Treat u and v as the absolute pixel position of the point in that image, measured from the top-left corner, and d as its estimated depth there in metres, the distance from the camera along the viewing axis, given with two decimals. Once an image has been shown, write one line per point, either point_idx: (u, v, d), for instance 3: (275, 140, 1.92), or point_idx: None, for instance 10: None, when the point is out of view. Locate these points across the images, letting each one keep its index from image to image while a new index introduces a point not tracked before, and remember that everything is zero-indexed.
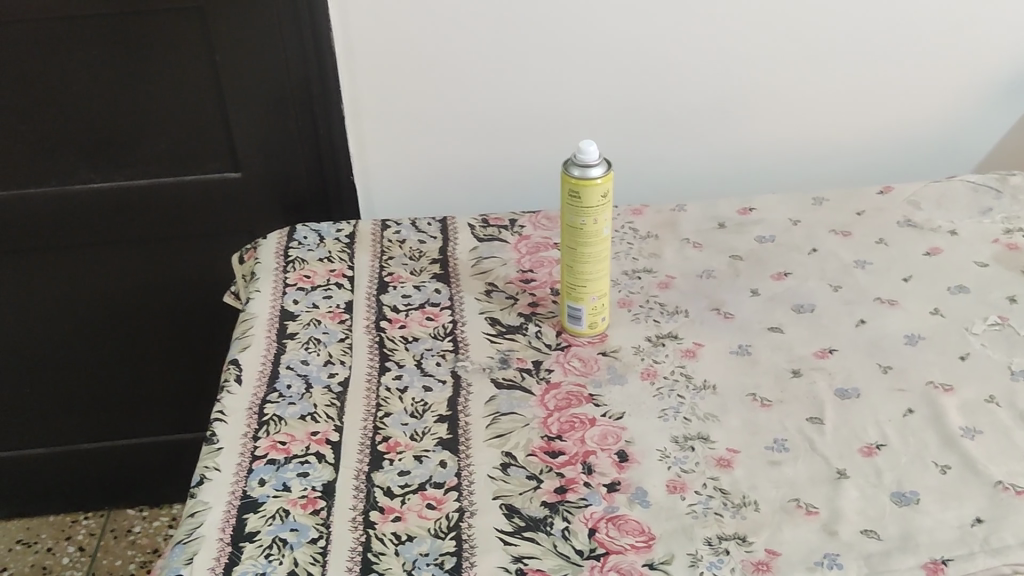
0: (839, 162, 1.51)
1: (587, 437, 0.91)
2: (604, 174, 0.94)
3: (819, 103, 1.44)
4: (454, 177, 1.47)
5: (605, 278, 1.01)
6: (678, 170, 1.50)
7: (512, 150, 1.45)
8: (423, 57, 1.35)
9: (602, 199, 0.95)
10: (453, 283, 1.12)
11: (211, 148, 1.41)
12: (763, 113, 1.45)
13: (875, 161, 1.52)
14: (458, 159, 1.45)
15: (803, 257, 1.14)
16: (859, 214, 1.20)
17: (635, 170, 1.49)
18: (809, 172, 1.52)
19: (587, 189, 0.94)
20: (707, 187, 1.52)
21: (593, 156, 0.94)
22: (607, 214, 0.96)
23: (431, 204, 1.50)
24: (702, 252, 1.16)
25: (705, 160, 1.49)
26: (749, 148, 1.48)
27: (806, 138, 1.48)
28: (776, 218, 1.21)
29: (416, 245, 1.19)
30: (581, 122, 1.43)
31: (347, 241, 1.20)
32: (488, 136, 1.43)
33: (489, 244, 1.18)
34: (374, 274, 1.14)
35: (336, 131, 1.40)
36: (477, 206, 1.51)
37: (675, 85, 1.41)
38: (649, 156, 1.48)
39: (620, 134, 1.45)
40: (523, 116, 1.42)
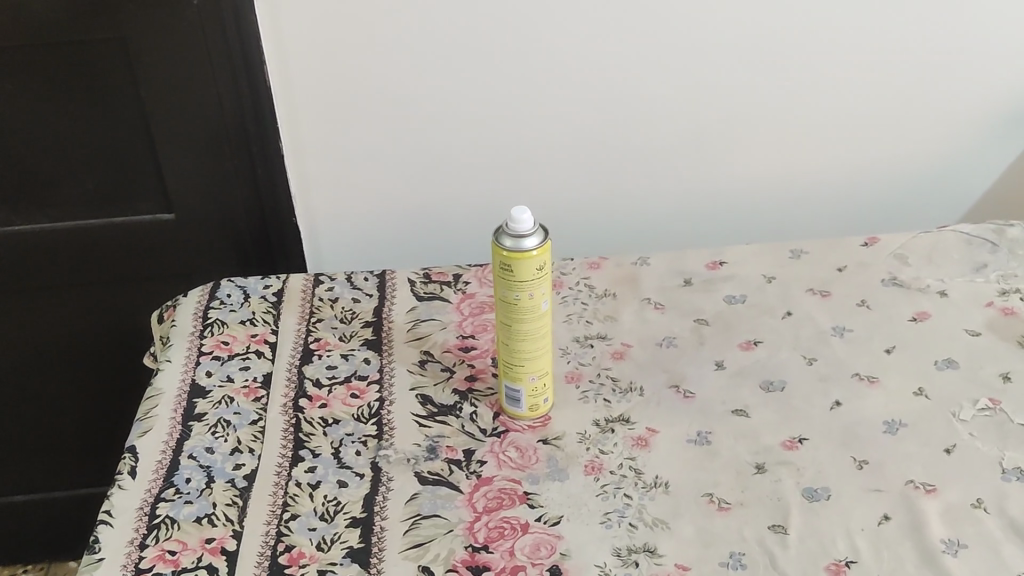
0: (825, 200, 1.40)
1: (513, 550, 0.79)
2: (540, 244, 0.83)
3: (803, 134, 1.32)
4: (405, 221, 1.36)
5: (545, 357, 0.89)
6: (650, 209, 1.39)
7: (468, 187, 1.34)
8: (368, 88, 1.24)
9: (538, 273, 0.83)
10: (385, 352, 1.01)
11: (142, 188, 1.30)
12: (743, 145, 1.33)
13: (864, 199, 1.41)
14: (409, 198, 1.34)
15: (775, 322, 1.02)
16: (841, 270, 1.09)
17: (603, 210, 1.38)
18: (793, 210, 1.41)
19: (518, 262, 0.82)
20: (683, 226, 1.41)
21: (526, 224, 0.83)
22: (544, 288, 0.85)
23: (382, 247, 1.39)
24: (664, 315, 1.04)
25: (681, 196, 1.38)
26: (728, 184, 1.37)
27: (790, 172, 1.36)
28: (749, 274, 1.09)
29: (349, 305, 1.07)
30: (543, 156, 1.32)
31: (274, 299, 1.09)
32: (441, 173, 1.32)
33: (429, 304, 1.07)
34: (299, 340, 1.03)
35: (275, 172, 1.29)
36: (433, 250, 1.40)
37: (646, 116, 1.29)
38: (619, 194, 1.37)
39: (585, 170, 1.34)
40: (480, 151, 1.31)
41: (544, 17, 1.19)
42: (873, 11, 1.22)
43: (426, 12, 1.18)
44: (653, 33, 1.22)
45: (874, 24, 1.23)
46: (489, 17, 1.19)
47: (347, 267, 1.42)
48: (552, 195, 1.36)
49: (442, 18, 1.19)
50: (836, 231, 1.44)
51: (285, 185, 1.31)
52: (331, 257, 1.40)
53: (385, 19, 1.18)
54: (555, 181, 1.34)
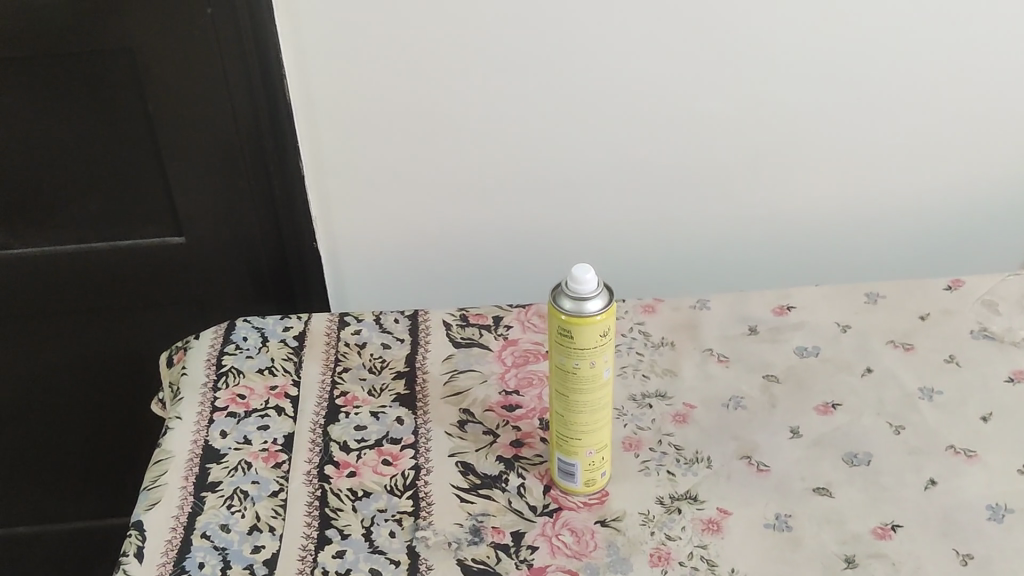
0: (892, 231, 1.29)
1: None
2: (604, 307, 0.72)
3: (871, 160, 1.21)
4: (434, 249, 1.26)
5: (604, 431, 0.79)
6: (702, 239, 1.27)
7: (503, 212, 1.23)
8: (398, 107, 1.12)
9: (601, 339, 0.73)
10: (419, 410, 0.91)
11: (148, 209, 1.19)
12: (805, 171, 1.21)
13: (933, 230, 1.29)
14: (439, 224, 1.23)
15: (855, 381, 0.92)
16: (924, 318, 0.98)
17: (651, 239, 1.27)
18: (858, 242, 1.29)
19: (579, 328, 0.72)
20: (736, 257, 1.30)
21: (590, 284, 0.72)
22: (606, 356, 0.74)
23: (410, 277, 1.28)
24: (729, 370, 0.94)
25: (736, 226, 1.26)
26: (787, 215, 1.25)
27: (855, 200, 1.25)
28: (821, 322, 0.99)
29: (378, 351, 0.97)
30: (587, 181, 1.21)
31: (296, 344, 0.98)
32: (475, 197, 1.21)
33: (467, 351, 0.97)
34: (324, 393, 0.93)
35: (294, 195, 1.18)
36: (464, 279, 1.30)
37: (700, 139, 1.17)
38: (669, 222, 1.25)
39: (632, 197, 1.23)
40: (517, 175, 1.19)
41: (593, 31, 1.08)
42: (957, 26, 1.09)
43: (463, 24, 1.06)
44: (712, 47, 1.10)
45: (957, 40, 1.11)
46: (533, 30, 1.07)
47: (372, 301, 1.31)
48: (594, 222, 1.25)
49: (481, 30, 1.07)
50: (900, 265, 1.33)
51: (306, 209, 1.20)
52: (354, 288, 1.29)
53: (418, 32, 1.07)
54: (599, 207, 1.23)
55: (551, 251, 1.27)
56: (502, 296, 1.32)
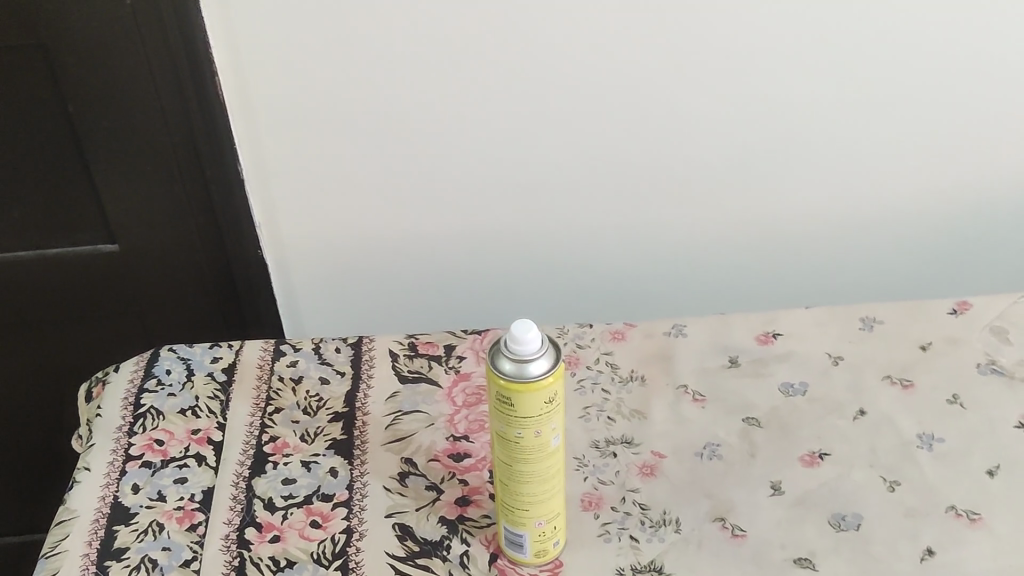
0: (895, 235, 1.17)
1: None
2: (550, 369, 0.62)
3: (875, 158, 1.09)
4: (393, 256, 1.15)
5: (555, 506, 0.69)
6: (686, 243, 1.16)
7: (467, 217, 1.12)
8: (346, 107, 1.01)
9: (547, 405, 0.63)
10: (356, 459, 0.81)
11: (77, 215, 1.08)
12: (800, 171, 1.10)
13: (941, 233, 1.18)
14: (397, 230, 1.12)
15: (846, 425, 0.81)
16: (925, 349, 0.88)
17: (629, 244, 1.16)
18: (857, 246, 1.18)
19: (521, 394, 0.62)
20: (725, 262, 1.19)
21: (533, 344, 0.62)
22: (554, 425, 0.65)
23: (368, 285, 1.18)
24: (705, 411, 0.84)
25: (723, 230, 1.15)
26: (779, 218, 1.14)
27: (856, 202, 1.13)
28: (811, 353, 0.88)
29: (315, 388, 0.87)
30: (559, 183, 1.09)
31: (224, 378, 0.89)
32: (435, 202, 1.10)
33: (414, 388, 0.87)
34: (251, 439, 0.83)
35: (234, 200, 1.07)
36: (427, 288, 1.19)
37: (684, 137, 1.06)
38: (649, 226, 1.14)
39: (609, 201, 1.11)
40: (483, 177, 1.08)
41: (562, 20, 0.95)
42: (972, 15, 0.97)
43: (414, 15, 0.94)
44: (694, 38, 0.97)
45: (972, 30, 0.98)
46: (492, 22, 0.95)
47: (329, 312, 1.21)
48: (568, 227, 1.14)
49: (435, 19, 0.95)
50: (904, 271, 1.22)
51: (248, 216, 1.09)
52: (308, 298, 1.19)
53: (366, 23, 0.94)
54: (573, 211, 1.12)
55: (521, 257, 1.17)
56: (469, 305, 1.21)
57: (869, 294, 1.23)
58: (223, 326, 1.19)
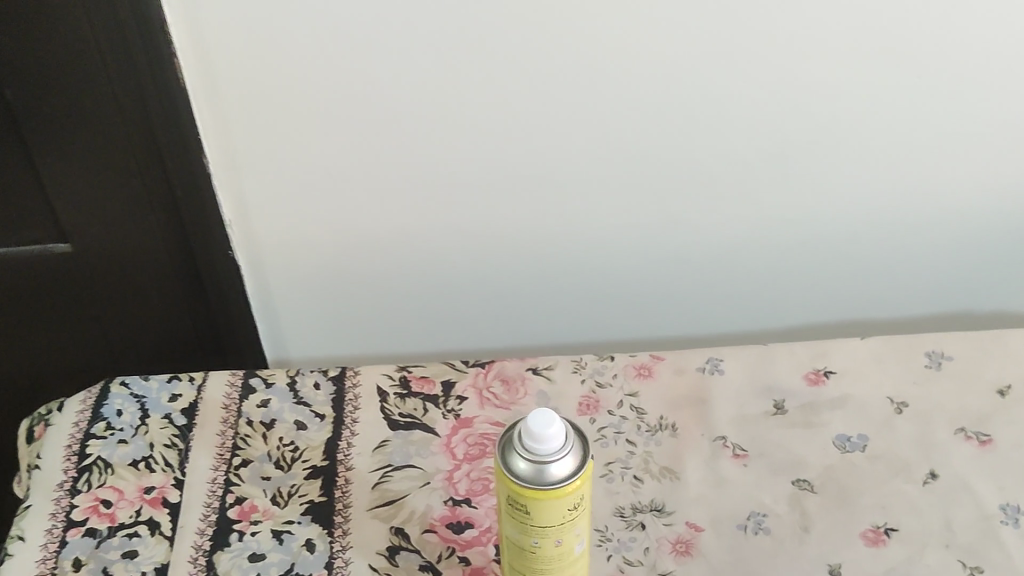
0: (988, 262, 0.97)
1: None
2: (577, 470, 0.49)
3: (979, 180, 0.89)
4: (390, 290, 0.99)
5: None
6: (738, 272, 0.96)
7: (474, 242, 0.93)
8: (328, 114, 0.82)
9: (570, 513, 0.51)
10: (336, 529, 0.68)
11: (17, 210, 0.90)
12: (889, 190, 0.89)
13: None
14: (393, 261, 0.95)
15: (916, 493, 0.69)
16: (1004, 394, 0.75)
17: (671, 273, 0.96)
18: (943, 272, 0.98)
19: (538, 500, 0.49)
20: (781, 298, 0.99)
21: (554, 440, 0.49)
22: (580, 531, 0.52)
23: (359, 293, 0.99)
24: (748, 471, 0.71)
25: (786, 255, 0.95)
26: (856, 244, 0.94)
27: (947, 232, 0.93)
28: (869, 398, 0.76)
29: (289, 436, 0.75)
30: (582, 209, 0.90)
31: (184, 423, 0.76)
32: (431, 226, 0.92)
33: (406, 436, 0.74)
34: (213, 502, 0.70)
35: (203, 199, 0.88)
36: (427, 322, 1.02)
37: (739, 154, 0.85)
38: (697, 252, 0.94)
39: (649, 225, 0.91)
40: (497, 197, 0.89)
41: (612, 22, 0.75)
42: None
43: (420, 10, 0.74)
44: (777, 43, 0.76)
45: None
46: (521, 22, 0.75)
47: (316, 347, 1.05)
48: (594, 256, 0.94)
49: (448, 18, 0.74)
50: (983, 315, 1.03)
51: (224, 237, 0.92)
52: (286, 303, 1.00)
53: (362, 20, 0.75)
54: (595, 240, 0.93)
55: (532, 286, 0.98)
56: (469, 343, 1.03)
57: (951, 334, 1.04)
58: (194, 342, 1.03)
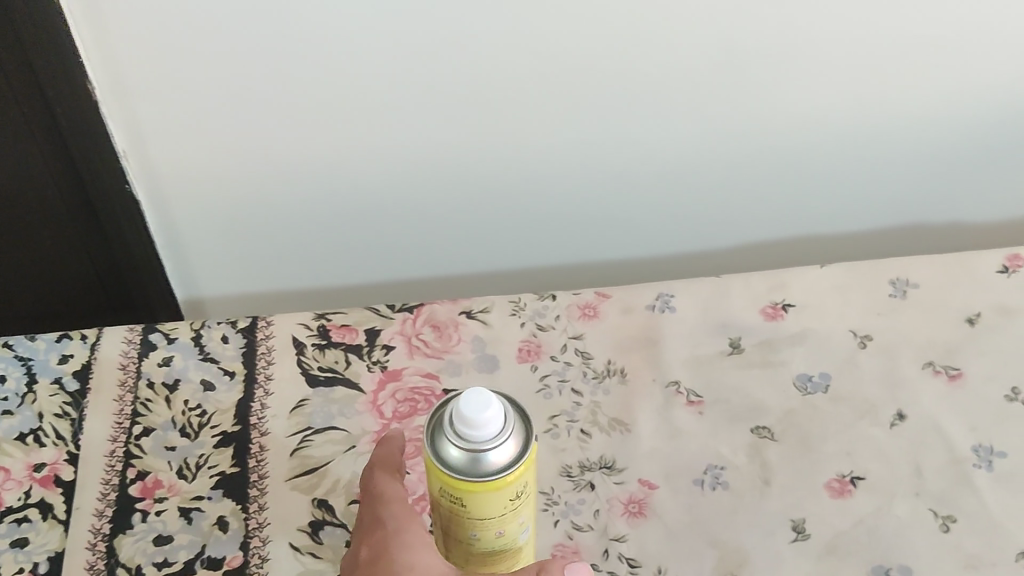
0: (949, 178, 0.91)
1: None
2: (519, 457, 0.43)
3: (946, 89, 0.82)
4: (310, 226, 0.90)
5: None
6: (687, 192, 0.89)
7: (399, 169, 0.84)
8: (225, 34, 0.71)
9: (512, 503, 0.45)
10: (252, 504, 0.61)
11: None
12: (849, 101, 0.82)
13: (999, 192, 0.93)
14: (311, 192, 0.86)
15: (883, 438, 0.64)
16: (974, 323, 0.70)
17: (614, 195, 0.89)
18: (902, 189, 0.92)
19: (477, 493, 0.43)
20: (731, 217, 0.93)
21: (492, 425, 0.42)
22: (522, 517, 0.46)
23: (273, 223, 0.89)
24: (703, 419, 0.66)
25: (737, 172, 0.88)
26: (813, 160, 0.87)
27: (910, 145, 0.87)
28: (831, 331, 0.70)
29: (196, 399, 0.67)
30: (516, 127, 0.81)
31: (77, 388, 0.67)
32: (350, 154, 0.83)
33: (328, 393, 0.67)
34: (112, 478, 0.63)
35: (86, 129, 0.77)
36: (352, 255, 0.94)
37: (689, 64, 0.77)
38: (642, 171, 0.87)
39: (590, 143, 0.83)
40: (422, 119, 0.80)
41: None
42: None
43: None
44: None
45: None
46: None
47: (233, 294, 0.97)
48: (531, 180, 0.87)
49: None
50: (944, 233, 0.97)
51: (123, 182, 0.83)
52: (194, 237, 0.90)
53: None
54: (532, 163, 0.85)
55: (464, 212, 0.90)
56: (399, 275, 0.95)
57: (905, 250, 0.99)
58: (100, 291, 0.94)
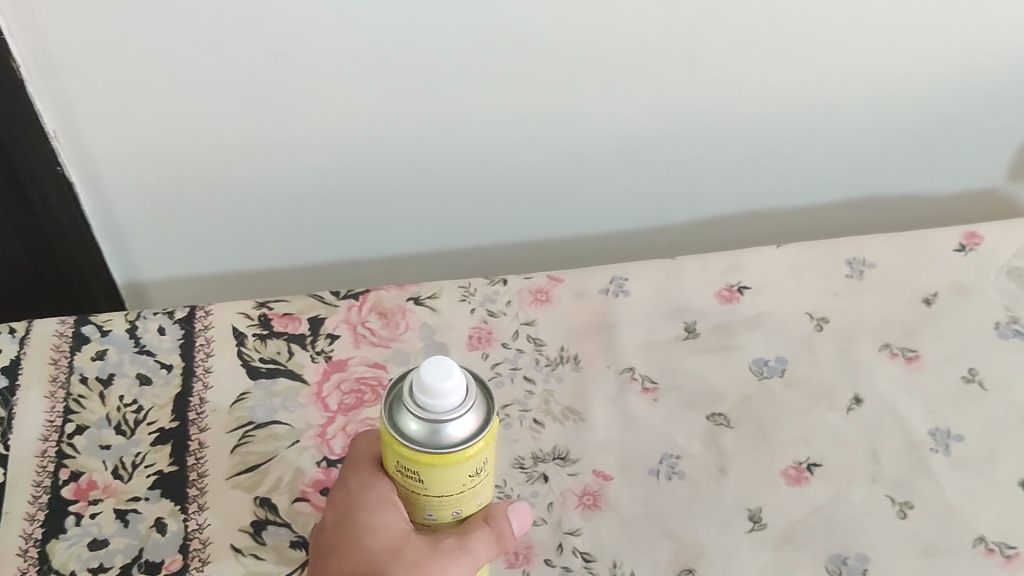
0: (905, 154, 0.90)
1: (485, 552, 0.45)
2: (479, 432, 0.41)
3: (901, 63, 0.80)
4: (254, 208, 0.87)
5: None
6: (641, 169, 0.87)
7: (345, 149, 0.82)
8: (158, 8, 0.68)
9: (473, 478, 0.43)
10: (192, 505, 0.59)
11: None
12: (803, 75, 0.80)
13: (954, 167, 0.92)
14: (253, 173, 0.83)
15: (840, 423, 0.63)
16: (930, 304, 0.69)
17: (567, 174, 0.87)
18: (859, 166, 0.90)
19: (435, 469, 0.41)
20: (686, 194, 0.91)
21: (453, 397, 0.39)
22: (475, 493, 0.45)
23: (214, 205, 0.86)
24: (658, 406, 0.64)
25: (692, 149, 0.86)
26: (768, 136, 0.86)
27: (866, 121, 0.86)
28: (787, 314, 0.69)
29: (132, 394, 0.64)
30: (465, 104, 0.79)
31: (5, 385, 0.64)
32: (293, 132, 0.79)
33: (270, 385, 0.65)
34: (43, 479, 0.60)
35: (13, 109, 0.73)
36: (298, 238, 0.91)
37: (642, 37, 0.75)
38: (595, 149, 0.85)
39: (541, 121, 0.81)
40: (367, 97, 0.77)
41: None
42: None
43: None
44: None
45: None
46: None
47: (176, 280, 0.94)
48: (482, 158, 0.84)
49: None
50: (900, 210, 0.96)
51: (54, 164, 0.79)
52: (132, 220, 0.86)
53: None
54: (483, 141, 0.82)
55: (414, 193, 0.87)
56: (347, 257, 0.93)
57: (860, 228, 0.98)
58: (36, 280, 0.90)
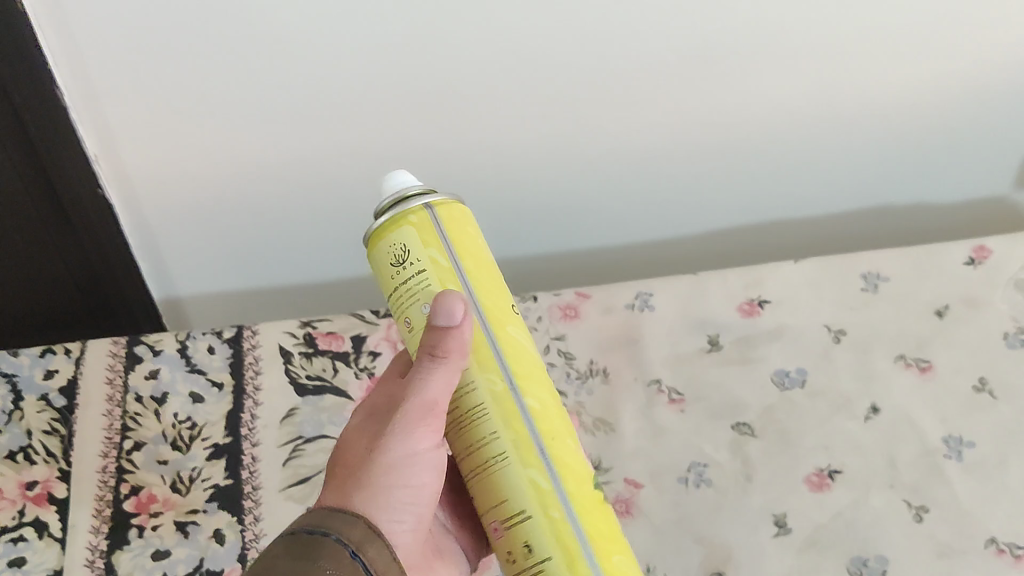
0: (912, 166, 0.93)
1: (441, 383, 0.40)
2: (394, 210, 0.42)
3: (905, 80, 0.84)
4: (287, 227, 0.90)
5: (501, 423, 0.41)
6: (659, 184, 0.91)
7: (375, 169, 0.85)
8: (198, 41, 0.72)
9: (398, 269, 0.42)
10: (247, 516, 0.62)
11: None
12: (812, 92, 0.84)
13: (961, 176, 0.95)
14: (287, 193, 0.86)
15: (858, 431, 0.66)
16: (942, 315, 0.72)
17: (587, 190, 0.91)
18: (867, 177, 0.94)
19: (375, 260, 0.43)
20: (702, 208, 0.94)
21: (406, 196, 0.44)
22: (424, 294, 0.41)
23: (249, 224, 0.89)
24: (685, 417, 0.68)
25: (707, 165, 0.90)
26: (780, 151, 0.89)
27: (873, 134, 0.89)
28: (805, 326, 0.72)
29: (187, 412, 0.68)
30: (490, 125, 0.82)
31: (65, 403, 0.67)
32: (326, 154, 0.83)
33: (318, 402, 0.68)
34: (105, 495, 0.63)
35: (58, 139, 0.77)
36: (331, 254, 0.94)
37: (657, 60, 0.79)
38: (614, 166, 0.88)
39: (562, 140, 0.85)
40: (396, 120, 0.81)
41: None
42: None
43: None
44: None
45: None
46: None
47: (213, 296, 0.98)
48: (506, 176, 0.88)
49: None
50: (909, 219, 1.00)
51: (96, 189, 0.82)
52: (169, 240, 0.90)
53: None
54: (507, 159, 0.86)
55: None
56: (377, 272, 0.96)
57: (872, 236, 1.01)
58: (78, 299, 0.94)
